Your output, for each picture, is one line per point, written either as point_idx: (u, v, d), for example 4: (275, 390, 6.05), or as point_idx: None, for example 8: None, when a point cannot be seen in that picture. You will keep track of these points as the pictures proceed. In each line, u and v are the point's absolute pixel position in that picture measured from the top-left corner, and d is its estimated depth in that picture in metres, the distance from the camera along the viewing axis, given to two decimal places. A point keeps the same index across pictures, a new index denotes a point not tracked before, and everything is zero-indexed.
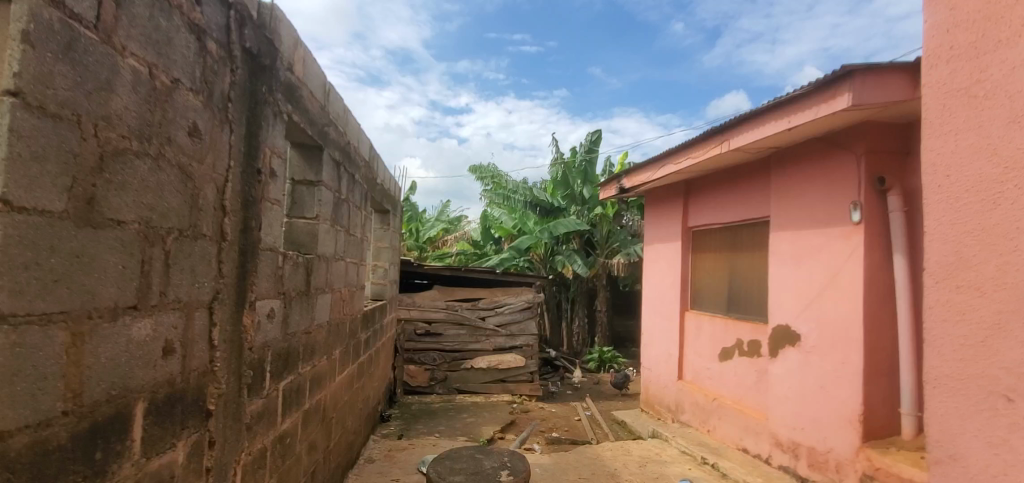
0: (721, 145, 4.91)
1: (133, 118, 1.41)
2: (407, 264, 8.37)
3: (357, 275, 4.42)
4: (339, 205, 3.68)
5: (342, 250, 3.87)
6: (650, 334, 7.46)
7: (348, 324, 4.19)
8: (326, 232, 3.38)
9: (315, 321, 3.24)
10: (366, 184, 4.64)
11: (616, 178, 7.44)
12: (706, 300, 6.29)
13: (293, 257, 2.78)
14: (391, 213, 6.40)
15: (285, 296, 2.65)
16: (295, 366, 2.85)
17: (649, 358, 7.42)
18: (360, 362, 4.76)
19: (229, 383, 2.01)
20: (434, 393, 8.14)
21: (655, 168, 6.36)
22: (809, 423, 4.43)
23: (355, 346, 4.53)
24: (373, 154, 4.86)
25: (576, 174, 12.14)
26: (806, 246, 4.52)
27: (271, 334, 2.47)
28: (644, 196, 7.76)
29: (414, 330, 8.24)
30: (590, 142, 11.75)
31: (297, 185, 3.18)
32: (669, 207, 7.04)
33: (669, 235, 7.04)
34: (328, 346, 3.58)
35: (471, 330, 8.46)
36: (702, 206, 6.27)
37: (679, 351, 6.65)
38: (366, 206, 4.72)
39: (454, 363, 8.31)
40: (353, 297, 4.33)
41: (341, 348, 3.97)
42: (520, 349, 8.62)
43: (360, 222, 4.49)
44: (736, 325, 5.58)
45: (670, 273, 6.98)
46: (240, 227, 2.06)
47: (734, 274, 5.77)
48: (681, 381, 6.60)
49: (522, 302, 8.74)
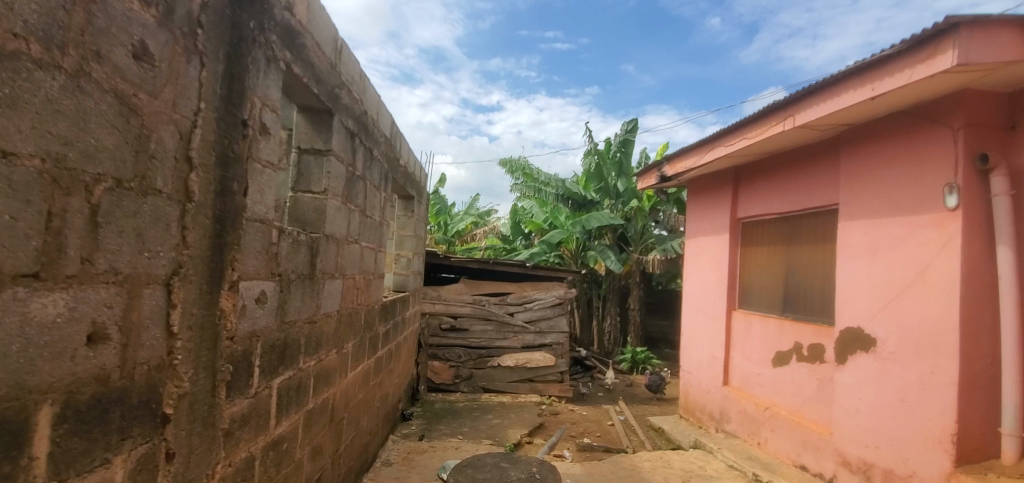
0: (785, 122, 4.35)
1: (34, 12, 1.03)
2: (433, 256, 8.00)
3: (374, 262, 4.03)
4: (354, 181, 3.29)
5: (357, 232, 3.49)
6: (691, 335, 6.91)
7: (364, 315, 3.81)
8: (338, 210, 2.99)
9: (322, 310, 2.86)
10: (387, 164, 4.24)
11: (656, 166, 6.89)
12: (757, 299, 5.70)
13: (294, 233, 2.39)
14: (415, 200, 6.01)
15: (282, 278, 2.26)
16: (295, 360, 2.47)
17: (690, 361, 6.86)
18: (378, 357, 4.38)
19: (197, 380, 1.62)
20: (459, 391, 7.76)
21: (701, 153, 5.81)
22: (886, 441, 3.86)
23: (373, 340, 4.15)
24: (395, 131, 4.46)
25: (610, 166, 11.53)
26: (885, 237, 3.93)
27: (262, 322, 2.08)
28: (687, 186, 7.18)
29: (439, 325, 7.87)
30: (627, 131, 11.19)
31: (304, 154, 2.80)
32: (716, 197, 6.47)
33: (715, 228, 6.47)
34: (339, 338, 3.21)
35: (499, 326, 8.04)
36: (755, 195, 5.69)
37: (725, 354, 6.09)
38: (386, 188, 4.33)
39: (480, 360, 7.91)
40: (370, 286, 3.95)
41: (355, 342, 3.59)
42: (550, 347, 8.15)
43: (379, 204, 4.10)
44: (793, 328, 4.99)
45: (716, 269, 6.40)
46: (216, 188, 1.67)
47: (790, 270, 5.19)
48: (726, 386, 6.03)
49: (553, 298, 8.27)
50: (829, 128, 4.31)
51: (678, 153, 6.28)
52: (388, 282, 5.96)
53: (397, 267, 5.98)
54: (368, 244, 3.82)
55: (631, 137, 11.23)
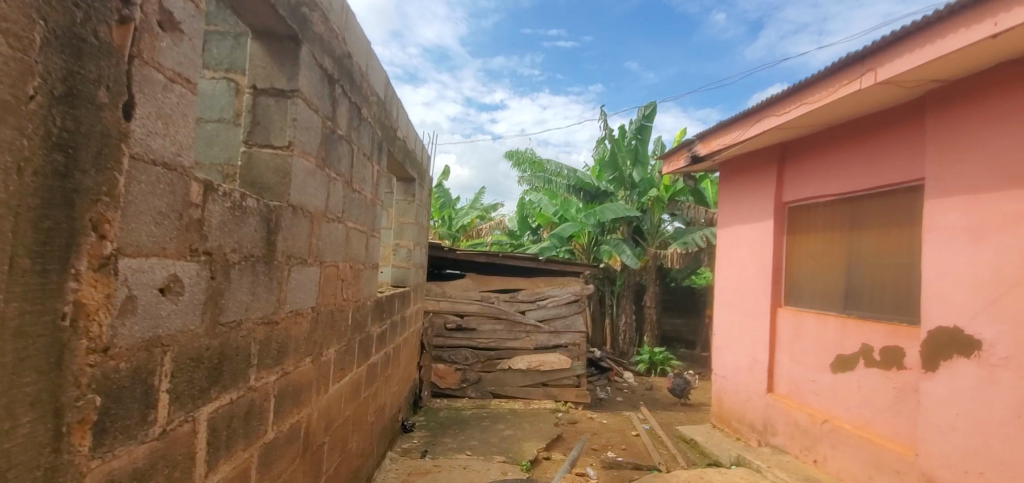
0: (863, 78, 3.64)
1: None
2: (436, 248, 7.29)
3: (365, 249, 3.33)
4: (334, 141, 2.57)
5: (341, 210, 2.77)
6: (724, 335, 6.19)
7: (353, 313, 3.11)
8: (310, 173, 2.27)
9: (288, 307, 2.14)
10: (380, 131, 3.52)
11: (685, 146, 6.17)
12: (809, 295, 5.00)
13: (240, 196, 1.67)
14: (416, 182, 5.28)
15: (214, 258, 1.54)
16: (243, 375, 1.76)
17: (722, 365, 6.15)
18: (372, 364, 3.69)
19: (19, 425, 0.91)
20: (466, 396, 7.07)
21: (744, 127, 5.10)
22: (992, 466, 3.15)
23: (365, 343, 3.45)
24: (391, 95, 3.74)
25: (625, 154, 10.79)
26: (994, 216, 3.24)
27: (176, 324, 1.38)
28: (720, 169, 6.46)
29: (444, 324, 7.15)
30: (644, 116, 10.41)
31: (261, 95, 2.09)
32: (756, 180, 5.75)
33: (755, 214, 5.75)
34: (316, 343, 2.50)
35: (509, 325, 7.31)
36: (809, 174, 5.00)
37: (770, 358, 5.36)
38: (381, 162, 3.63)
39: (489, 363, 7.21)
40: (360, 277, 3.25)
41: (340, 346, 2.89)
42: (565, 348, 7.42)
43: (372, 179, 3.38)
44: (860, 327, 4.29)
45: (755, 261, 5.68)
46: (52, 87, 0.94)
47: (853, 260, 4.50)
48: (770, 394, 5.32)
49: (569, 295, 7.54)
50: (917, 84, 3.57)
51: (714, 128, 5.57)
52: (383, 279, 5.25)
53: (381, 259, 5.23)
54: (357, 226, 3.10)
55: (649, 122, 10.45)
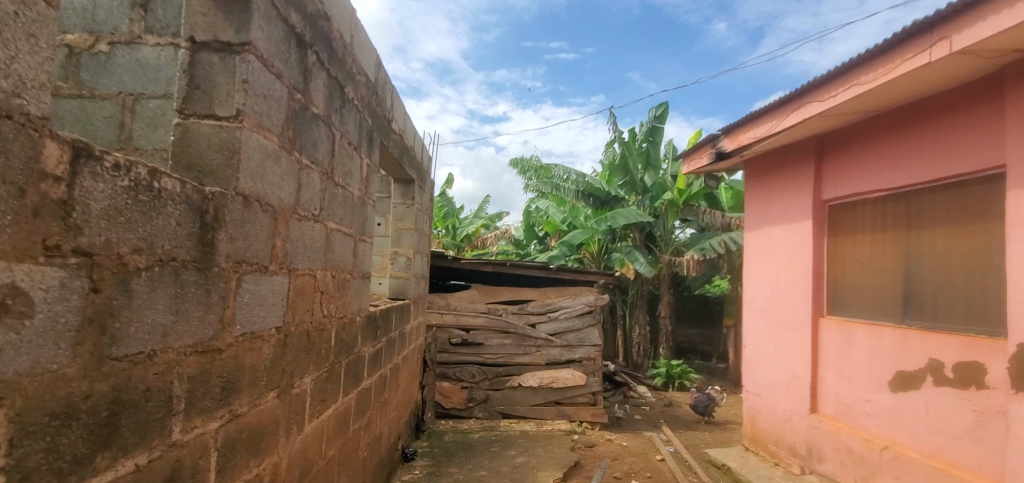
0: (935, 48, 3.13)
1: None
2: (439, 257, 6.77)
3: (353, 256, 2.81)
4: (308, 120, 2.07)
5: (319, 206, 2.25)
6: (755, 349, 5.66)
7: (339, 332, 2.60)
8: (271, 154, 1.76)
9: (244, 329, 1.63)
10: (371, 118, 3.02)
11: (709, 141, 5.62)
12: (859, 303, 4.50)
13: (147, 173, 1.18)
14: (415, 183, 4.79)
15: (92, 262, 1.05)
16: (160, 429, 1.26)
17: (755, 382, 5.62)
18: (365, 390, 3.16)
19: None
20: (473, 417, 6.52)
21: (779, 116, 4.57)
22: None
23: (355, 366, 2.92)
24: (383, 78, 3.25)
25: (636, 157, 10.32)
26: None
27: (13, 364, 0.90)
28: (745, 167, 5.92)
29: (448, 339, 6.62)
30: (656, 118, 9.96)
31: (203, 50, 1.60)
32: (788, 177, 5.22)
33: (789, 215, 5.21)
34: (286, 372, 1.97)
35: (518, 339, 6.77)
36: (855, 167, 4.50)
37: (813, 374, 4.82)
38: (372, 155, 3.13)
39: (497, 380, 6.66)
40: (348, 288, 2.73)
41: (322, 373, 2.37)
42: (579, 364, 6.85)
43: (361, 173, 2.87)
44: (926, 340, 3.78)
45: (791, 267, 5.14)
46: None
47: (915, 262, 4.00)
48: (814, 415, 4.79)
49: (582, 306, 6.98)
50: (998, 54, 3.06)
51: (743, 120, 5.03)
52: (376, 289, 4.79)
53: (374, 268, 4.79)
54: (343, 228, 2.59)
55: (660, 123, 10.00)
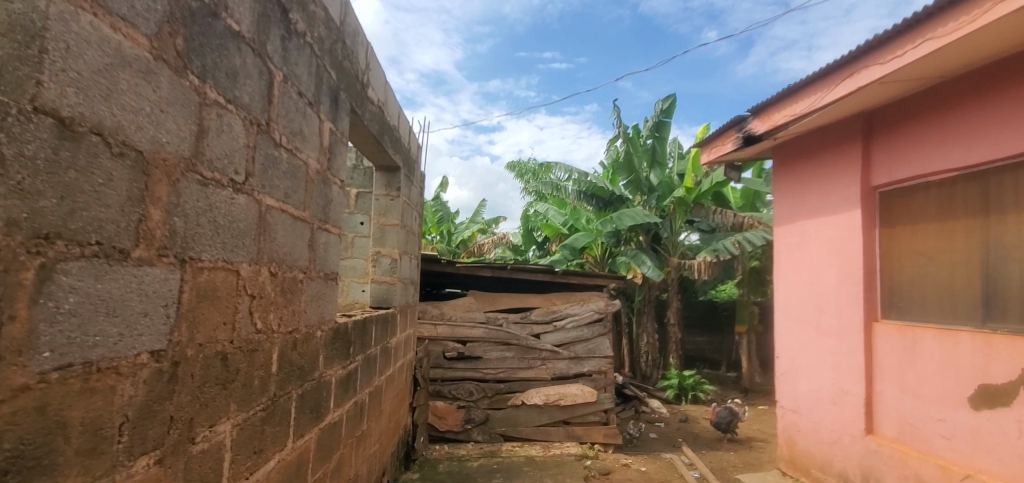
0: None
1: None
2: (432, 261, 6.04)
3: (309, 249, 2.09)
4: (220, 36, 1.37)
5: (248, 171, 1.55)
6: (790, 359, 4.98)
7: (288, 353, 1.89)
8: (129, 62, 1.05)
9: (66, 359, 0.93)
10: (335, 71, 2.32)
11: (734, 125, 4.95)
12: (922, 303, 3.85)
13: None
14: (401, 170, 4.08)
15: None
16: None
17: (793, 397, 4.93)
18: (332, 425, 2.44)
19: None
20: (471, 441, 5.79)
21: (825, 87, 3.94)
22: None
23: (317, 397, 2.21)
24: (352, 26, 2.56)
25: (642, 155, 9.73)
26: None
27: None
28: (774, 155, 5.25)
29: (442, 352, 5.90)
30: (663, 112, 9.37)
31: None
32: (827, 162, 4.58)
33: (829, 205, 4.55)
34: (182, 421, 1.27)
35: (520, 352, 6.06)
36: (914, 146, 3.87)
37: (868, 389, 4.15)
38: (339, 122, 2.42)
39: (497, 398, 5.94)
40: (302, 292, 2.02)
41: (255, 414, 1.65)
42: (589, 378, 6.14)
43: (321, 140, 2.17)
44: (1018, 347, 3.18)
45: (834, 265, 4.47)
46: None
47: (999, 252, 3.38)
48: (870, 436, 4.11)
49: (591, 313, 6.26)
50: None
51: (778, 96, 4.37)
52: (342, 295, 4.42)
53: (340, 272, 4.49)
54: (291, 209, 1.88)
55: (668, 117, 9.41)
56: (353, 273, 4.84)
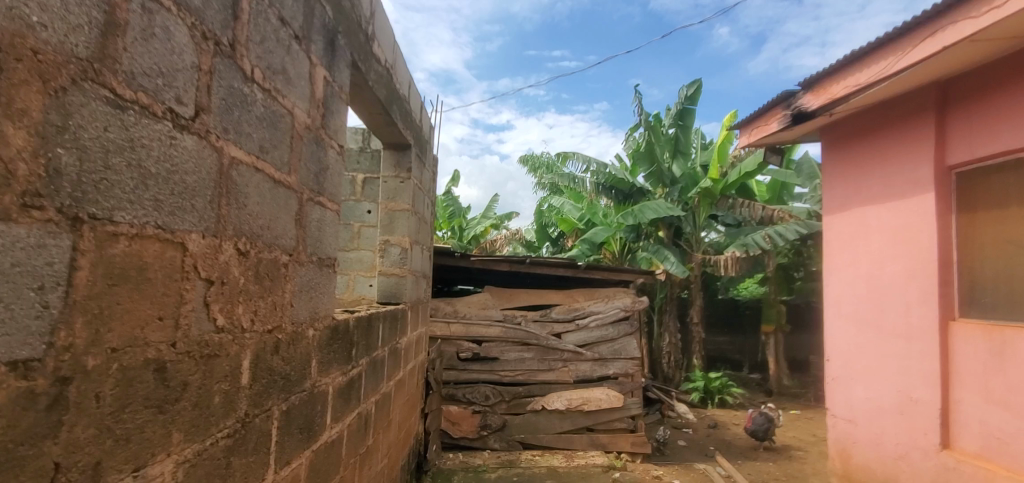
0: None
1: None
2: (445, 255, 5.59)
3: (296, 225, 1.63)
4: None
5: (200, 104, 1.10)
6: (845, 362, 4.47)
7: (267, 359, 1.43)
8: None
9: None
10: (331, 7, 1.87)
11: (783, 101, 4.46)
12: (1012, 300, 3.34)
13: None
14: (413, 148, 3.61)
15: None
16: None
17: (849, 405, 4.43)
18: (328, 447, 1.98)
19: None
20: (487, 449, 5.35)
21: (901, 50, 3.45)
22: None
23: (309, 413, 1.77)
24: None
25: (664, 145, 9.21)
26: None
27: None
28: (825, 135, 4.74)
29: (456, 353, 5.45)
30: (687, 98, 8.85)
31: None
32: (891, 141, 4.07)
33: (894, 189, 4.04)
34: (80, 468, 0.83)
35: (540, 353, 5.60)
36: (1001, 119, 3.35)
37: (943, 397, 3.64)
38: (336, 72, 1.96)
39: (516, 403, 5.49)
40: (286, 280, 1.55)
41: (218, 444, 1.21)
42: (614, 381, 5.66)
43: (313, 90, 1.72)
44: None
45: (902, 256, 3.95)
46: None
47: None
48: (946, 452, 3.61)
49: (616, 311, 5.77)
50: None
51: (840, 64, 3.88)
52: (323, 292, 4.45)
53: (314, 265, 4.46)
54: (267, 168, 1.41)
55: (692, 104, 8.90)
56: (360, 266, 4.47)
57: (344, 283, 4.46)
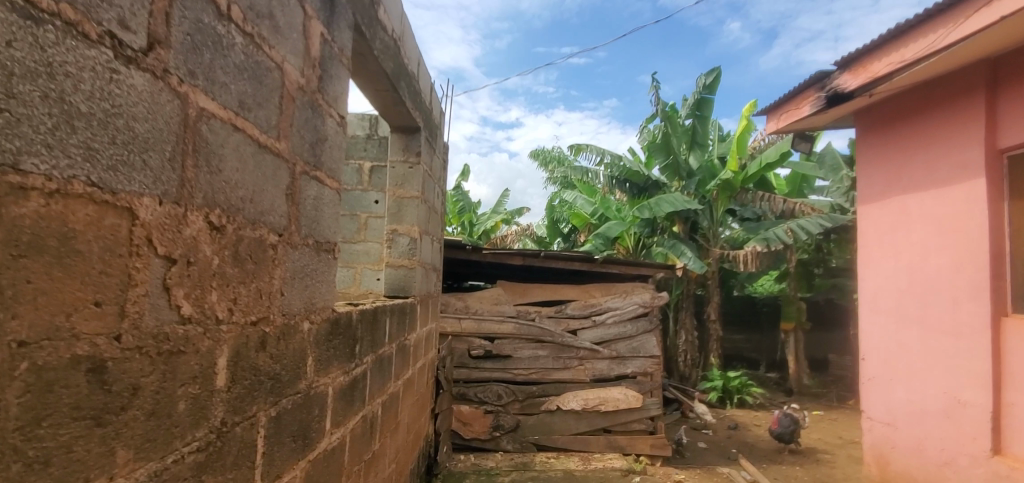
0: None
1: None
2: (455, 248, 5.35)
3: (286, 200, 1.39)
4: None
5: (154, 31, 0.87)
6: (884, 362, 4.19)
7: (249, 357, 1.21)
8: None
9: None
10: None
11: (817, 81, 4.19)
12: None
13: None
14: (423, 131, 3.37)
15: None
16: None
17: (887, 408, 4.15)
18: (327, 456, 1.76)
19: None
20: (500, 450, 5.12)
21: (952, 23, 3.16)
22: None
23: (304, 418, 1.54)
24: None
25: (681, 136, 8.91)
26: None
27: None
28: (862, 120, 4.45)
29: (467, 350, 5.23)
30: (705, 87, 8.56)
31: None
32: (936, 124, 3.79)
33: (939, 176, 3.76)
34: None
35: (554, 350, 5.36)
36: None
37: (994, 400, 3.36)
38: (335, 31, 1.72)
39: (530, 402, 5.25)
40: (275, 264, 1.32)
41: (184, 462, 0.98)
42: (632, 380, 5.41)
43: (307, 45, 1.48)
44: None
45: (949, 247, 3.66)
46: None
47: None
48: (997, 458, 3.33)
49: (635, 307, 5.51)
50: None
51: (882, 40, 3.61)
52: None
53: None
54: (248, 128, 1.18)
55: (711, 94, 8.60)
56: (367, 258, 4.25)
57: (351, 276, 4.28)
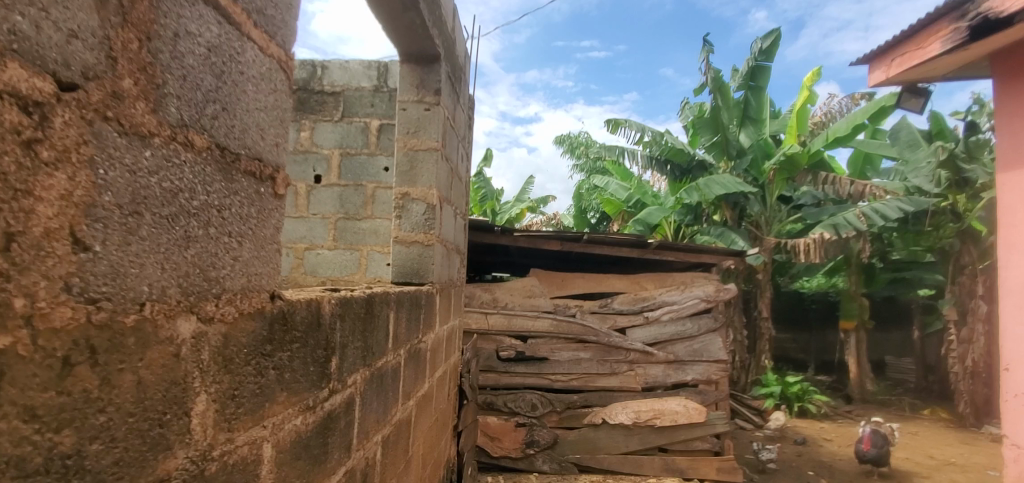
0: None
1: None
2: (482, 230, 4.48)
3: (85, 6, 0.54)
4: None
5: None
6: None
7: None
8: None
9: None
10: None
11: (955, 10, 3.31)
12: None
13: None
14: (443, 62, 2.49)
15: None
16: None
17: None
18: None
19: None
20: (534, 472, 4.26)
21: None
22: None
23: None
24: None
25: (733, 111, 7.90)
26: None
27: None
28: (1005, 62, 3.46)
29: (496, 352, 4.39)
30: (762, 53, 7.53)
31: None
32: None
33: None
34: None
35: (599, 353, 4.48)
36: None
37: None
38: None
39: (570, 415, 4.38)
40: (25, 158, 0.48)
41: None
42: (693, 390, 4.50)
43: None
44: None
45: None
46: None
47: None
48: None
49: (695, 302, 4.58)
50: None
51: None
52: (327, 272, 3.45)
53: (314, 237, 3.47)
54: None
55: (768, 60, 7.57)
56: (374, 239, 3.45)
57: (355, 260, 3.43)
